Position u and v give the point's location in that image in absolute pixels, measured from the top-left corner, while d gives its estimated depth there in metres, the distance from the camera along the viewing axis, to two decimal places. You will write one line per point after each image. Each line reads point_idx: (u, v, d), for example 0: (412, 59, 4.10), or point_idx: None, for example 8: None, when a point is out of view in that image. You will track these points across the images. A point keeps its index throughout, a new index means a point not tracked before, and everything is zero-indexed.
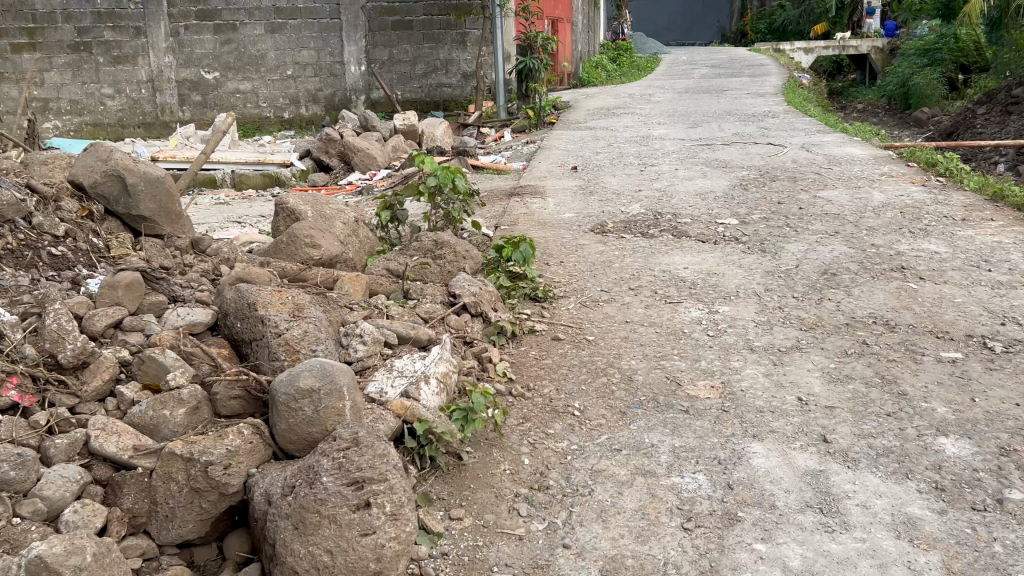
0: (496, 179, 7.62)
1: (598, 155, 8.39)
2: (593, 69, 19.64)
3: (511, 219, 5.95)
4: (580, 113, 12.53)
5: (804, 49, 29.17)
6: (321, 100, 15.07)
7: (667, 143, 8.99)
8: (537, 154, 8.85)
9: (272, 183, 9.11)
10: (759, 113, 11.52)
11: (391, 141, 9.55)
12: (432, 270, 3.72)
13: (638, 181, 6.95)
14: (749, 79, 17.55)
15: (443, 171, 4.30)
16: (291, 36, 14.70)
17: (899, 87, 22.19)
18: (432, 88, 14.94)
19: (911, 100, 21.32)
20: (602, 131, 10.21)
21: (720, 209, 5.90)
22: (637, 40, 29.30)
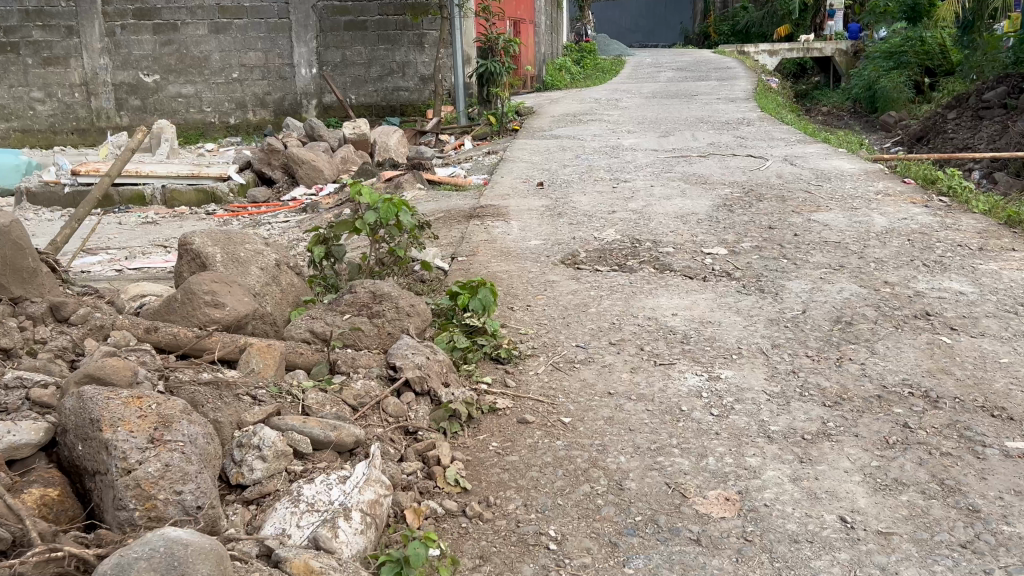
0: (453, 197, 6.90)
1: (566, 169, 7.72)
2: (557, 72, 19.01)
3: (469, 247, 5.24)
4: (545, 119, 11.85)
5: (768, 52, 28.87)
6: (270, 105, 14.23)
7: (640, 155, 8.35)
8: (499, 167, 8.15)
9: (206, 199, 8.28)
10: (734, 121, 10.94)
11: (340, 152, 8.78)
12: (368, 332, 2.98)
13: (612, 201, 6.27)
14: (717, 83, 17.04)
15: (384, 204, 3.56)
16: (237, 37, 13.85)
17: (866, 90, 21.84)
18: (388, 91, 14.16)
19: (878, 103, 20.94)
20: (569, 141, 9.55)
21: (705, 234, 5.25)
22: (601, 42, 28.76)
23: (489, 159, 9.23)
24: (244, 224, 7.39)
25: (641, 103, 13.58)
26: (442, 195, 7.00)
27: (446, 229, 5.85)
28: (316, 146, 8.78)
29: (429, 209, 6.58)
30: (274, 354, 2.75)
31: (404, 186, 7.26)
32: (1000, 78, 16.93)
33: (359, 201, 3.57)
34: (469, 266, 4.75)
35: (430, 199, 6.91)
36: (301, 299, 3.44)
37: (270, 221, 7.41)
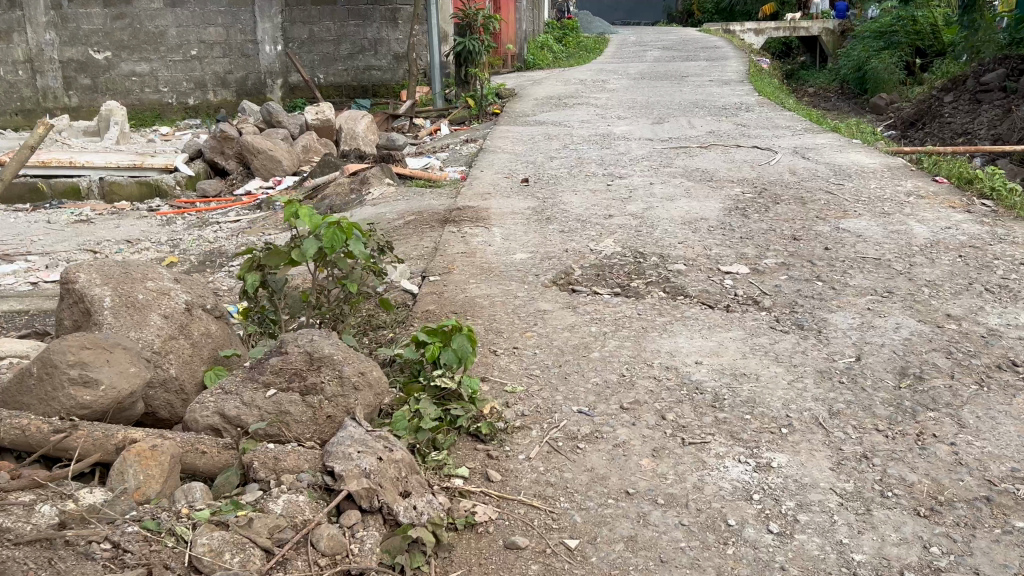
0: (426, 195, 6.10)
1: (552, 163, 6.94)
2: (538, 51, 18.17)
3: (443, 261, 4.45)
4: (528, 103, 11.02)
5: (754, 31, 28.19)
6: (232, 84, 13.28)
7: (633, 146, 7.57)
8: (479, 158, 7.34)
9: (150, 194, 7.45)
10: (731, 106, 10.19)
11: (301, 140, 7.93)
12: (300, 414, 2.19)
13: (607, 204, 5.50)
14: (707, 64, 16.27)
15: (327, 229, 2.71)
16: (195, 11, 12.88)
17: (854, 71, 21.15)
18: (359, 70, 13.25)
19: (867, 84, 20.22)
20: (555, 128, 8.75)
21: (719, 248, 4.50)
22: (584, 19, 27.87)
23: (467, 148, 8.41)
24: (190, 224, 6.55)
25: (630, 85, 12.79)
26: (415, 193, 6.19)
27: (417, 236, 5.06)
28: (274, 132, 7.92)
29: (398, 211, 5.78)
30: (161, 460, 1.94)
31: (370, 181, 6.44)
32: (998, 59, 16.25)
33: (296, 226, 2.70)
34: (443, 291, 3.95)
35: (400, 198, 6.10)
36: (220, 354, 2.64)
37: (220, 220, 6.60)
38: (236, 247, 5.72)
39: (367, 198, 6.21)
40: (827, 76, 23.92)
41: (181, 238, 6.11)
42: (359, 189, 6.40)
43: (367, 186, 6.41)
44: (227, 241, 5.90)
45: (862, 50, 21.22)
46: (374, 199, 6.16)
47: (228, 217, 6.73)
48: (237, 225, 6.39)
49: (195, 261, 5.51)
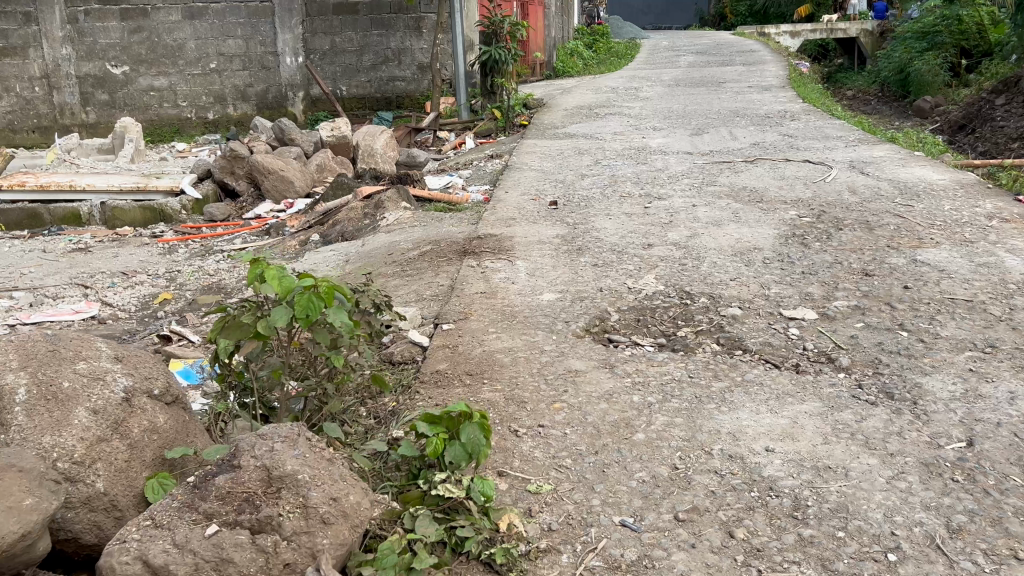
0: (446, 220, 5.55)
1: (584, 182, 6.36)
2: (567, 58, 17.65)
3: (459, 304, 3.88)
4: (556, 114, 10.45)
5: (790, 33, 27.44)
6: (252, 98, 12.88)
7: (671, 161, 6.97)
8: (504, 176, 6.79)
9: (154, 219, 7.00)
10: (774, 114, 9.55)
11: (316, 158, 7.43)
12: (249, 563, 1.66)
13: (646, 231, 4.91)
14: (744, 68, 15.60)
15: (300, 295, 2.12)
16: (213, 23, 12.50)
17: (896, 73, 20.32)
18: (383, 81, 12.78)
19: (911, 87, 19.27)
20: (587, 141, 8.18)
21: (778, 286, 3.90)
22: (613, 24, 27.27)
23: (492, 164, 7.86)
24: (193, 253, 6.08)
25: (665, 92, 12.18)
26: (433, 218, 5.64)
27: (433, 270, 4.51)
28: (287, 150, 7.43)
29: (415, 239, 5.24)
30: None
31: (385, 206, 5.90)
32: None
33: (262, 292, 2.12)
34: (458, 344, 3.37)
35: (417, 223, 5.56)
36: (166, 456, 2.10)
37: (224, 248, 6.12)
38: (237, 280, 5.22)
39: (381, 224, 5.69)
40: (866, 78, 23.06)
41: (181, 270, 5.63)
42: (373, 214, 5.88)
43: (382, 210, 5.88)
44: (229, 274, 5.41)
45: (905, 52, 20.35)
46: (389, 225, 5.63)
47: (233, 244, 6.24)
48: (242, 255, 5.90)
49: (192, 297, 5.02)
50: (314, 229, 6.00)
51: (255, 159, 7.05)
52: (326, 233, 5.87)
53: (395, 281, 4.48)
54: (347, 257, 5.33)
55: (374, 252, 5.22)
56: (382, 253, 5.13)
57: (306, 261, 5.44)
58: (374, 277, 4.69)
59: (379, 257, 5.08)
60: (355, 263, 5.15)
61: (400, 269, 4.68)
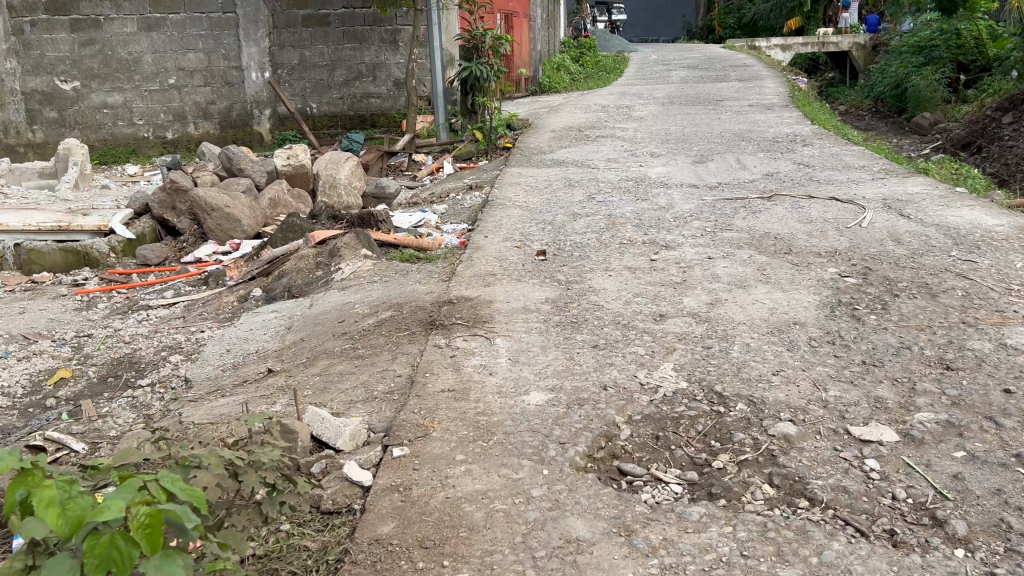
0: (413, 275, 4.63)
1: (577, 222, 5.46)
2: (555, 74, 16.84)
3: (420, 407, 2.95)
4: (543, 136, 9.57)
5: (781, 46, 26.84)
6: (215, 116, 11.93)
7: (676, 196, 6.10)
8: (484, 215, 5.88)
9: (77, 263, 6.01)
10: (782, 138, 8.73)
11: (268, 192, 6.51)
12: None
13: (657, 294, 4.01)
14: (742, 85, 14.79)
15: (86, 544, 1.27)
16: (172, 35, 11.55)
17: (892, 89, 19.41)
18: (356, 99, 11.87)
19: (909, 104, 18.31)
20: (578, 171, 7.29)
21: (835, 386, 3.00)
22: (601, 37, 26.57)
23: (471, 196, 6.96)
24: (115, 309, 5.13)
25: (660, 111, 11.36)
26: (397, 272, 4.72)
27: (390, 348, 3.58)
28: (235, 181, 6.49)
29: (374, 300, 4.31)
30: None
31: (341, 255, 4.98)
32: None
33: (31, 531, 1.29)
34: (412, 486, 2.44)
35: (379, 279, 4.63)
36: None
37: (152, 302, 5.18)
38: (156, 353, 4.28)
39: (336, 278, 4.77)
40: (860, 92, 22.31)
41: (93, 333, 4.68)
42: (327, 264, 4.96)
43: (336, 259, 4.97)
44: (149, 340, 4.47)
45: (901, 67, 19.37)
46: (345, 281, 4.72)
47: (163, 297, 5.29)
48: (170, 312, 4.95)
49: (96, 376, 4.08)
50: (259, 281, 5.07)
51: (196, 194, 6.13)
52: (271, 287, 4.94)
53: (341, 363, 3.53)
54: (289, 325, 4.31)
55: (323, 317, 4.26)
56: (331, 320, 4.17)
57: (241, 325, 4.46)
58: (318, 354, 3.74)
59: (327, 325, 4.11)
60: (299, 331, 4.16)
61: (349, 345, 3.74)
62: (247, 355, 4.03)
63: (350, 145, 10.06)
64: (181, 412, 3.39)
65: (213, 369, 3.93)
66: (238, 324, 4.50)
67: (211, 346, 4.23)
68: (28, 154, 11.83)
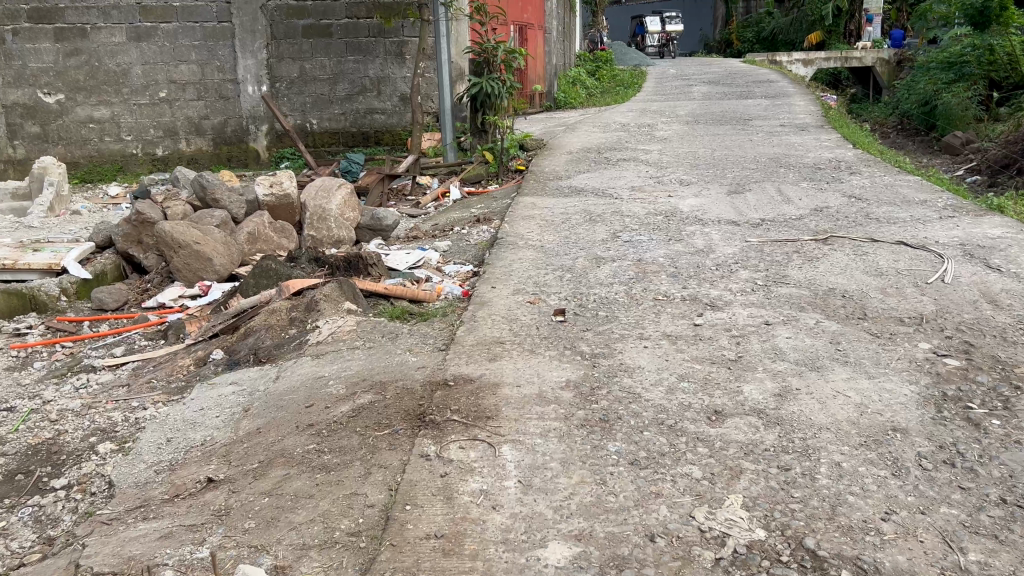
0: (404, 338, 3.80)
1: (603, 268, 4.64)
2: (571, 89, 16.11)
3: (395, 567, 2.12)
4: (559, 158, 8.76)
5: (802, 61, 26.06)
6: (208, 132, 11.18)
7: (714, 236, 5.27)
8: (492, 257, 5.05)
9: (22, 308, 5.20)
10: (824, 165, 7.90)
11: (247, 226, 5.71)
12: None
13: (709, 377, 3.17)
14: (770, 103, 13.96)
15: None
16: (163, 45, 10.82)
17: (920, 107, 18.43)
18: (359, 114, 11.10)
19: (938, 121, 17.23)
20: (600, 201, 6.47)
21: (976, 543, 2.17)
22: (616, 50, 25.83)
23: (477, 229, 6.14)
24: (53, 369, 4.31)
25: (685, 130, 10.54)
26: (384, 333, 3.89)
27: (365, 455, 2.76)
28: (209, 212, 5.70)
29: (355, 374, 3.48)
30: None
31: (320, 311, 4.17)
32: None
33: None
34: None
35: (363, 343, 3.81)
36: None
37: (97, 361, 4.37)
38: (83, 439, 3.46)
39: (312, 342, 3.95)
40: (884, 109, 21.43)
41: (17, 405, 3.86)
42: (303, 321, 4.14)
43: (315, 313, 4.17)
44: (80, 419, 3.65)
45: (930, 83, 18.24)
46: (322, 344, 3.90)
47: (112, 355, 4.48)
48: (115, 377, 4.13)
49: (2, 471, 3.26)
50: (222, 339, 4.25)
51: (161, 229, 5.35)
52: (235, 348, 4.13)
53: (300, 477, 2.70)
54: (247, 407, 3.47)
55: (290, 398, 3.42)
56: (298, 404, 3.33)
57: (191, 403, 3.63)
58: (274, 458, 2.90)
59: (292, 411, 3.28)
60: (259, 417, 3.32)
61: (313, 446, 2.90)
62: (190, 449, 3.21)
63: (349, 167, 9.27)
64: (87, 544, 2.57)
65: (145, 469, 3.10)
66: (187, 402, 3.66)
67: (149, 433, 3.40)
68: (9, 171, 11.13)
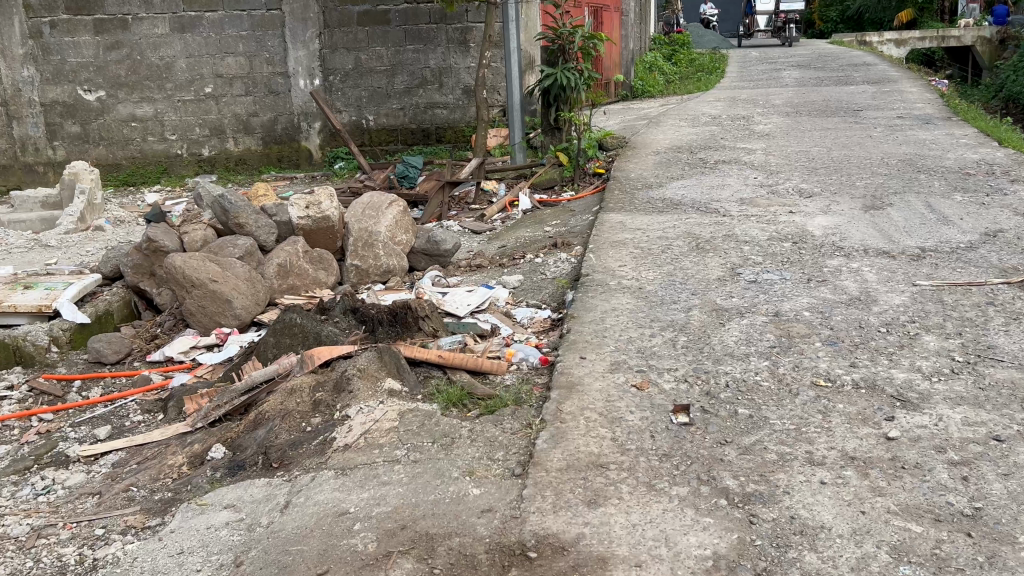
0: (464, 446, 2.70)
1: (729, 329, 3.48)
2: (648, 76, 14.93)
3: None
4: (647, 159, 7.58)
5: (894, 42, 24.22)
6: (257, 130, 10.29)
7: (869, 277, 4.05)
8: (578, 302, 3.94)
9: (4, 362, 4.26)
10: (971, 167, 6.55)
11: (278, 256, 4.70)
12: None
13: (942, 557, 2.01)
14: (876, 89, 12.48)
15: None
16: (209, 36, 9.93)
17: None
18: (419, 110, 10.07)
19: None
20: (705, 221, 5.31)
21: None
22: (693, 32, 24.36)
23: (555, 256, 5.03)
24: (17, 460, 3.35)
25: (788, 125, 9.21)
26: (435, 435, 2.80)
27: None
28: (231, 240, 4.72)
29: (392, 513, 2.40)
30: None
31: (354, 393, 3.11)
32: None
33: None
34: None
35: (407, 451, 2.72)
36: None
37: (73, 448, 3.39)
38: None
39: (338, 442, 2.87)
40: (984, 90, 19.44)
41: None
42: (330, 410, 3.09)
43: (346, 396, 3.12)
44: (23, 555, 2.66)
45: None
46: (352, 446, 2.83)
47: (95, 437, 3.50)
48: (87, 478, 3.13)
49: None
50: (228, 424, 3.22)
51: (170, 264, 4.37)
52: (242, 442, 3.10)
53: None
54: (238, 558, 2.37)
55: (296, 550, 2.33)
56: (308, 566, 2.24)
57: (167, 541, 2.56)
58: None
59: None
60: None
61: None
62: None
63: (405, 171, 8.20)
64: None
65: None
66: (164, 536, 2.58)
67: None
68: (49, 174, 10.43)
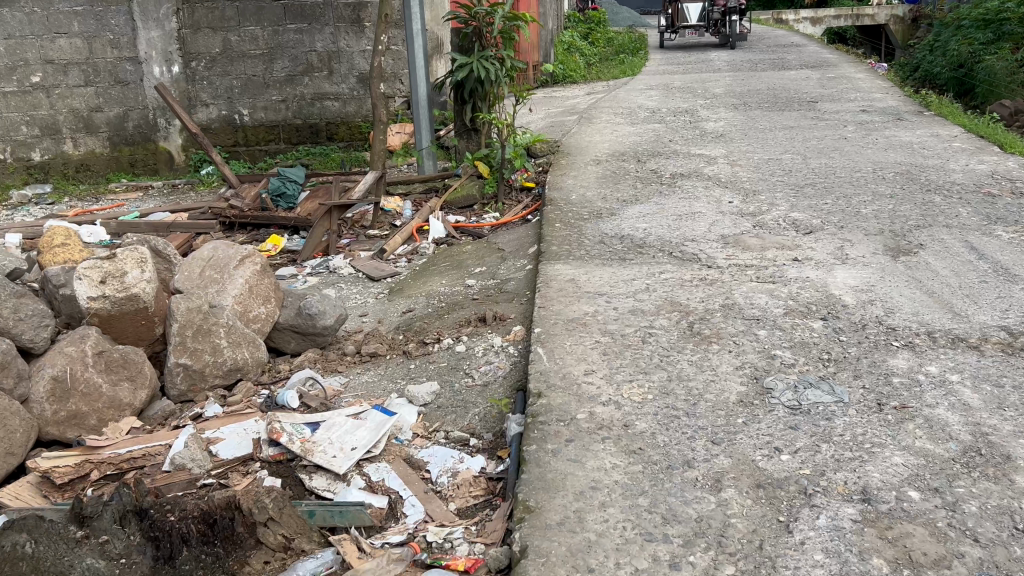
0: None
1: (806, 542, 2.02)
2: (569, 59, 13.50)
3: None
4: (588, 170, 6.10)
5: (811, 19, 23.46)
6: (102, 128, 8.27)
7: (971, 398, 2.66)
8: (530, 460, 2.41)
9: None
10: (988, 183, 5.31)
11: (53, 367, 2.99)
12: None
13: None
14: (820, 75, 11.31)
15: None
16: (33, 12, 7.85)
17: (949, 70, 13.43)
18: (304, 102, 8.29)
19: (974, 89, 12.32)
20: (685, 278, 3.85)
21: None
22: (608, 6, 23.00)
23: (484, 341, 3.48)
24: None
25: (742, 121, 7.86)
26: None
27: None
28: None
29: None
30: None
31: None
32: None
33: None
34: None
35: None
36: None
37: None
38: None
39: None
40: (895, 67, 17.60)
41: None
42: None
43: None
44: None
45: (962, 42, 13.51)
46: None
47: None
48: None
49: None
50: None
51: None
52: None
53: None
54: None
55: None
56: None
57: None
58: None
59: None
60: None
61: None
62: None
63: (280, 188, 6.45)
64: None
65: None
66: None
67: None
68: None
